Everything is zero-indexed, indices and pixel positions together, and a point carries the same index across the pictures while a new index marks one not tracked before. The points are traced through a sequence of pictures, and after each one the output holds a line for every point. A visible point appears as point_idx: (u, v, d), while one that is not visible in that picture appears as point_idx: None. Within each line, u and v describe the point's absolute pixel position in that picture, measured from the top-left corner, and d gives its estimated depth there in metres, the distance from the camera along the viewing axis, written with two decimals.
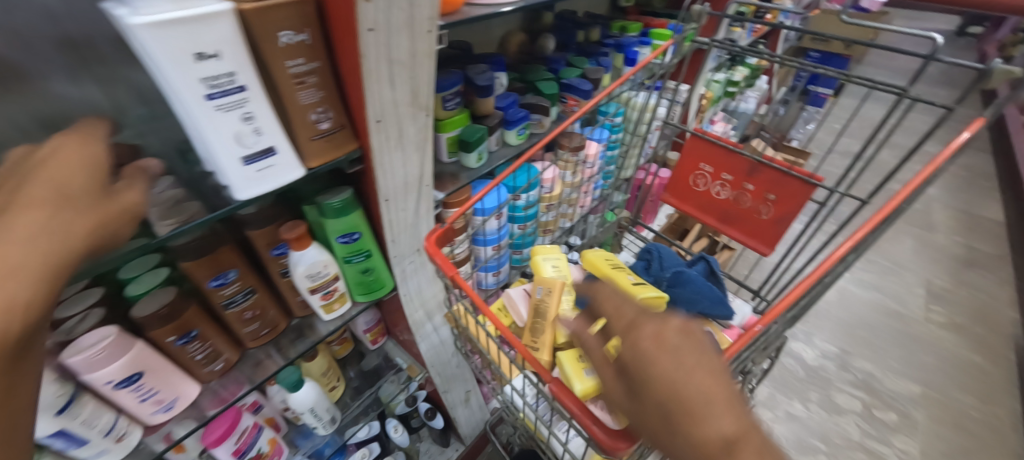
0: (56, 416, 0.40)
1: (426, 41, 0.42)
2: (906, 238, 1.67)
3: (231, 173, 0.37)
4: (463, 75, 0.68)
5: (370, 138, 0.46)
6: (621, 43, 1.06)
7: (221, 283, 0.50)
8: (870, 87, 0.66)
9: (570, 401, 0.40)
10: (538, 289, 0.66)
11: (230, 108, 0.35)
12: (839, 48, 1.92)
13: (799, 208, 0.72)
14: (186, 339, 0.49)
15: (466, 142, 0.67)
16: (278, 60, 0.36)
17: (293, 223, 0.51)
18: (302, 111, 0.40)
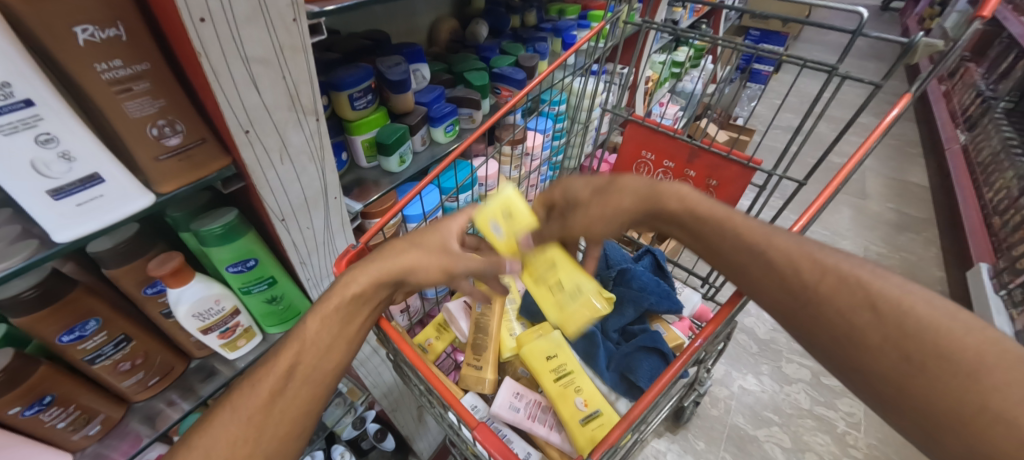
0: None
1: (295, 32, 0.35)
2: (843, 207, 1.75)
3: (37, 211, 0.29)
4: (373, 69, 0.60)
5: (242, 152, 0.38)
6: (558, 27, 1.01)
7: (78, 336, 0.42)
8: (801, 65, 0.64)
9: (493, 447, 0.36)
10: (477, 301, 0.62)
11: (13, 130, 0.27)
12: (777, 26, 1.96)
13: (739, 194, 0.70)
14: (37, 407, 0.41)
15: (383, 144, 0.61)
16: (81, 64, 0.28)
17: (164, 256, 0.43)
18: (135, 127, 0.32)
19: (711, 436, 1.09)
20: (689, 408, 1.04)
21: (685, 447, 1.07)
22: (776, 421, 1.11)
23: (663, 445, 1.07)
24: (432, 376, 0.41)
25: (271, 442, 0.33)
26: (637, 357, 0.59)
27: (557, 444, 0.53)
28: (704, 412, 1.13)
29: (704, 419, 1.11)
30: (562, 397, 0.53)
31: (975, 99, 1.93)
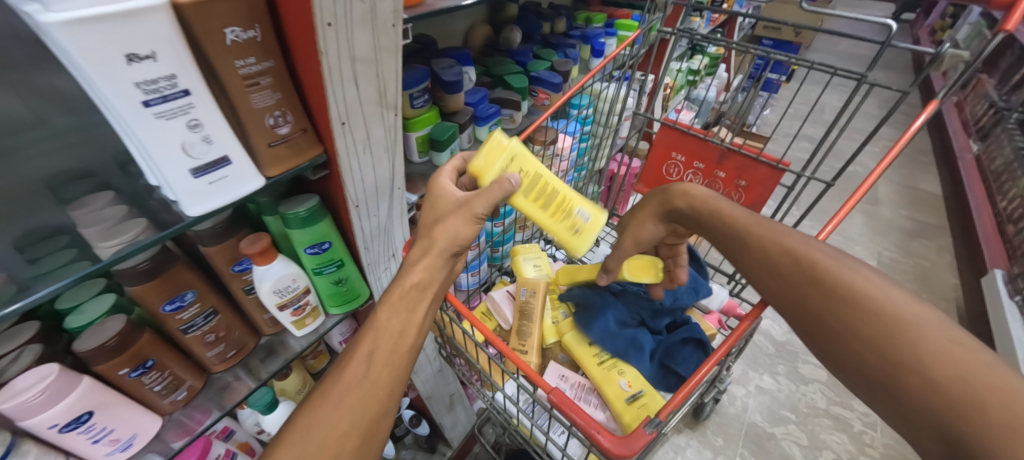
0: None
1: (391, 36, 0.40)
2: (855, 214, 1.78)
3: (178, 186, 0.34)
4: (429, 71, 0.65)
5: (335, 142, 0.43)
6: (586, 35, 1.06)
7: (177, 306, 0.46)
8: (831, 73, 0.68)
9: (574, 412, 0.38)
10: (522, 290, 0.66)
11: (172, 115, 0.31)
12: (789, 35, 2.01)
13: (767, 193, 0.74)
14: (140, 370, 0.45)
15: (436, 141, 0.65)
16: (226, 60, 0.33)
17: (254, 236, 0.48)
18: (257, 116, 0.37)
19: (728, 433, 1.11)
20: (709, 404, 1.06)
21: (704, 444, 1.09)
22: (793, 419, 1.13)
23: (682, 440, 1.09)
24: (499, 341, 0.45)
25: (364, 420, 0.36)
26: (678, 349, 0.62)
27: (602, 422, 0.56)
28: (723, 409, 1.15)
29: (722, 417, 1.14)
30: (608, 380, 0.57)
31: (988, 110, 1.96)
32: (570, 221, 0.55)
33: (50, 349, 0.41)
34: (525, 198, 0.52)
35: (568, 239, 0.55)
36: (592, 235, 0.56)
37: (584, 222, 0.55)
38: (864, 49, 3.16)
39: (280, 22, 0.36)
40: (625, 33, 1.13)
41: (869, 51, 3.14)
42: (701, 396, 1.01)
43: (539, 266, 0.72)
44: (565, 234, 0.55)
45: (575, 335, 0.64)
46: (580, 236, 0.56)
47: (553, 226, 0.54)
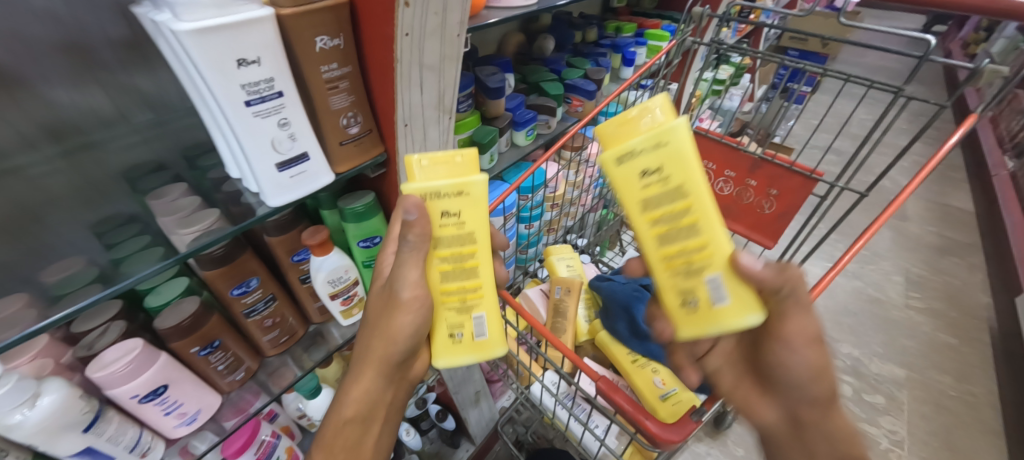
0: (84, 433, 0.40)
1: (456, 45, 0.42)
2: (883, 229, 1.75)
3: (265, 179, 0.37)
4: (474, 77, 0.68)
5: (396, 143, 0.46)
6: (617, 44, 1.08)
7: (243, 291, 0.49)
8: (867, 86, 0.69)
9: (621, 398, 0.41)
10: (556, 289, 0.68)
11: (266, 114, 0.35)
12: (816, 47, 2.00)
13: (800, 203, 0.75)
14: (208, 349, 0.49)
15: (478, 144, 0.68)
16: (313, 65, 0.36)
17: (314, 228, 0.51)
18: (333, 116, 0.40)
19: (750, 444, 1.10)
20: (730, 414, 1.06)
21: (725, 453, 1.09)
22: None
23: (703, 449, 1.09)
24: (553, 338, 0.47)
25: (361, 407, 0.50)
26: None
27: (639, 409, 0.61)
28: (744, 421, 1.14)
29: (744, 427, 1.13)
30: (641, 377, 0.60)
31: None
32: (459, 321, 0.44)
33: (132, 326, 0.45)
34: (438, 260, 0.41)
35: (437, 338, 0.44)
36: (465, 353, 0.44)
37: (473, 336, 0.44)
38: (893, 62, 3.11)
39: (359, 31, 0.39)
40: (656, 43, 1.14)
41: (898, 64, 3.08)
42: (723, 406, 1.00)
43: (572, 266, 0.74)
44: (439, 336, 0.44)
45: (609, 333, 0.67)
46: (451, 346, 0.44)
47: (444, 307, 0.43)
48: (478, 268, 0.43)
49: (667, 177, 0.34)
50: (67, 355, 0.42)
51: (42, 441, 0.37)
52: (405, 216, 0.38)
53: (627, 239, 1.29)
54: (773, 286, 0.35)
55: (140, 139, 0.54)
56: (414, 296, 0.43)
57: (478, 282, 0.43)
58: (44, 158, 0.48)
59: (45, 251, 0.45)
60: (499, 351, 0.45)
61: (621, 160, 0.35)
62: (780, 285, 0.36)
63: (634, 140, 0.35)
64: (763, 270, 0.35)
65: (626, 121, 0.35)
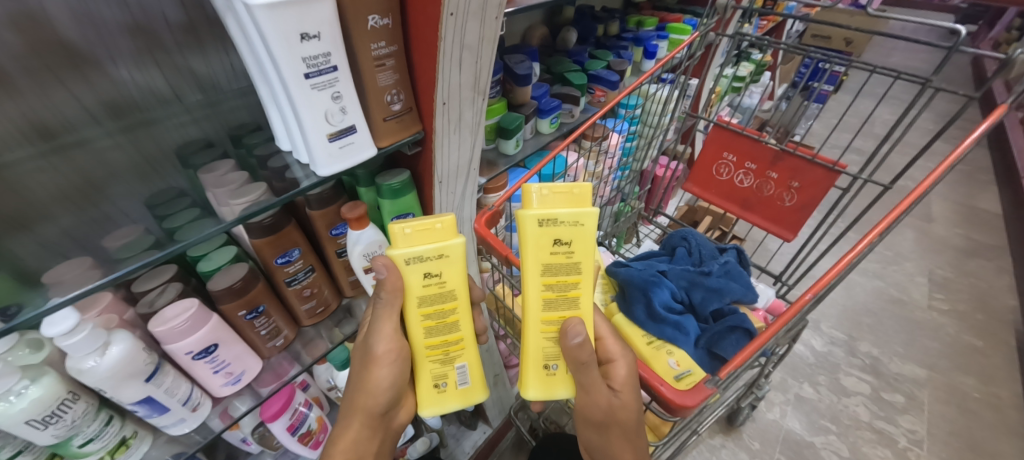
0: (146, 382, 0.43)
1: (493, 27, 0.46)
2: (906, 229, 1.72)
3: (317, 149, 0.40)
4: (503, 65, 0.71)
5: (434, 121, 0.48)
6: (640, 37, 1.08)
7: (286, 260, 0.52)
8: (894, 77, 0.69)
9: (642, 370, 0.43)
10: None
11: (322, 86, 0.37)
12: (839, 45, 1.97)
13: (822, 195, 0.74)
14: (253, 314, 0.52)
15: (504, 129, 0.70)
16: (365, 43, 0.39)
17: (353, 203, 0.53)
18: (379, 92, 0.42)
19: (766, 438, 1.10)
20: (746, 409, 1.05)
21: (740, 447, 1.09)
22: (833, 430, 1.12)
23: (717, 442, 1.09)
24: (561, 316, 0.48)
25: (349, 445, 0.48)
26: (725, 336, 0.63)
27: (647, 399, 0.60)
28: (760, 416, 1.14)
29: (759, 422, 1.13)
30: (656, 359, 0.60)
31: None
32: (442, 372, 0.48)
33: (186, 288, 0.48)
34: (422, 317, 0.46)
35: (422, 389, 0.48)
36: (450, 401, 0.49)
37: (457, 385, 0.49)
38: (918, 62, 3.04)
39: (405, 11, 0.42)
40: (678, 37, 1.15)
41: (923, 63, 3.01)
42: (737, 401, 1.00)
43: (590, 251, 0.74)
44: (423, 386, 0.48)
45: (625, 316, 0.68)
46: (437, 396, 0.49)
47: (427, 360, 0.47)
48: (458, 322, 0.48)
49: (572, 252, 0.42)
50: (129, 312, 0.45)
51: (110, 386, 0.40)
52: (378, 276, 0.43)
53: (645, 232, 1.30)
54: (585, 362, 0.41)
55: (191, 119, 0.57)
56: (387, 355, 0.46)
57: (459, 335, 0.48)
58: (107, 132, 0.52)
59: (104, 220, 0.48)
60: (480, 397, 0.50)
61: (542, 224, 0.40)
62: (586, 358, 0.41)
63: (561, 211, 0.40)
64: (581, 343, 0.40)
65: (566, 194, 0.41)
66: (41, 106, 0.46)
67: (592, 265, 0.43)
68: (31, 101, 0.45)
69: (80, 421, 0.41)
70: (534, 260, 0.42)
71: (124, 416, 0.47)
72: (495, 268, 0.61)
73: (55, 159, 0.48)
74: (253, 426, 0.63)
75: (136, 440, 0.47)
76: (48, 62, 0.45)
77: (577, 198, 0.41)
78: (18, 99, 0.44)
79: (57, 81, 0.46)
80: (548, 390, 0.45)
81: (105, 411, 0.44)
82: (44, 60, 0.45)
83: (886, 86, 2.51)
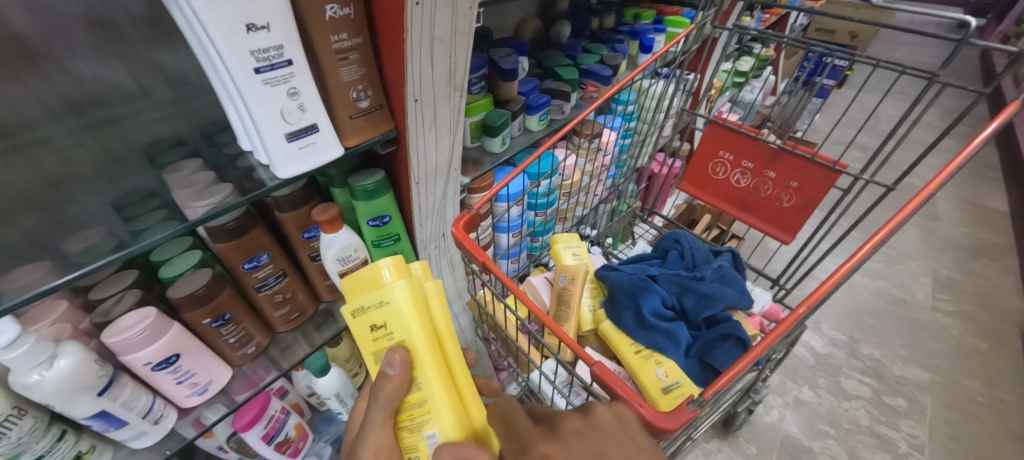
0: (98, 397, 0.41)
1: (467, 18, 0.43)
2: (910, 228, 1.68)
3: (275, 149, 0.37)
4: (488, 59, 0.68)
5: (406, 119, 0.45)
6: (636, 30, 1.04)
7: (254, 265, 0.50)
8: (899, 72, 0.65)
9: (616, 384, 0.37)
10: (560, 277, 0.67)
11: (276, 82, 0.34)
12: (845, 39, 1.92)
13: (822, 196, 0.71)
14: (220, 322, 0.49)
15: (490, 126, 0.67)
16: (324, 35, 0.36)
17: (324, 205, 0.51)
18: (343, 88, 0.39)
19: (763, 442, 1.08)
20: (742, 414, 1.02)
21: (736, 451, 1.06)
22: (833, 435, 1.09)
23: (713, 447, 1.07)
24: (556, 325, 0.44)
25: None
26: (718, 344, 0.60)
27: None
28: (757, 420, 1.12)
29: (756, 426, 1.11)
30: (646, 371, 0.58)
31: None
32: (414, 442, 0.45)
33: (147, 295, 0.46)
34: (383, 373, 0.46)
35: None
36: None
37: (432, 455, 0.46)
38: (926, 56, 2.97)
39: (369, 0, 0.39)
40: (675, 30, 1.11)
41: (930, 58, 2.95)
42: (733, 406, 0.97)
43: (577, 257, 0.70)
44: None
45: (613, 323, 0.65)
46: None
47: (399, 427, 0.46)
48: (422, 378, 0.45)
49: (389, 331, 0.44)
50: (85, 322, 0.43)
51: (58, 402, 0.38)
52: (385, 370, 0.43)
53: (641, 231, 1.27)
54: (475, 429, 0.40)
55: (160, 116, 0.54)
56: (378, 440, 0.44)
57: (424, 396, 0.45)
58: (68, 130, 0.49)
59: (66, 220, 0.46)
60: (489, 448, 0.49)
61: (354, 315, 0.44)
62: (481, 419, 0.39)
63: (363, 301, 0.44)
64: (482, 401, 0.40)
65: (359, 281, 0.44)
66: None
67: (417, 338, 0.44)
68: None
69: (27, 438, 0.39)
70: (363, 346, 0.46)
71: (80, 430, 0.45)
72: (476, 273, 0.58)
73: (13, 158, 0.45)
74: (228, 435, 0.61)
75: (93, 454, 0.45)
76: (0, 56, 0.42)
77: (370, 281, 0.44)
78: None
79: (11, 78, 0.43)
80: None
81: (57, 425, 0.42)
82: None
83: (891, 80, 2.45)
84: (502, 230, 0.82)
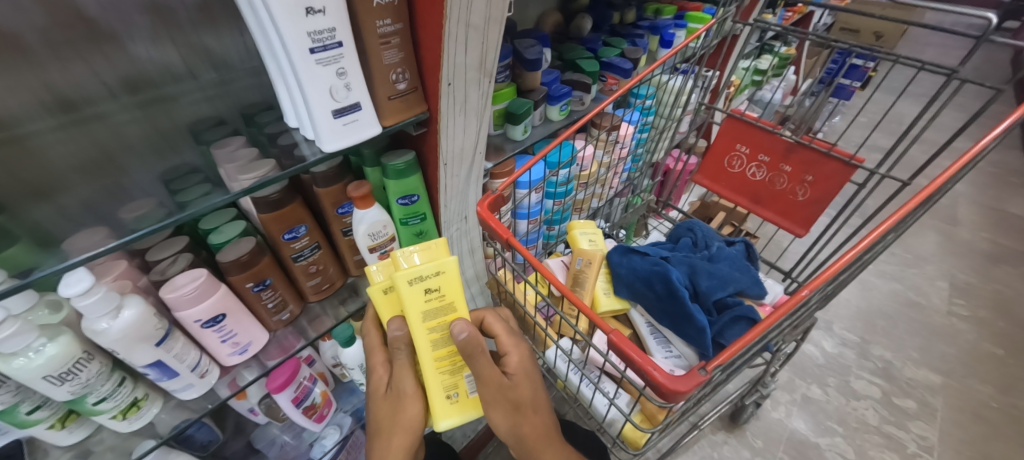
0: (156, 347, 0.45)
1: (499, 7, 0.45)
2: (929, 232, 1.66)
3: (322, 124, 0.40)
4: (513, 49, 0.70)
5: (439, 102, 0.48)
6: (656, 25, 1.06)
7: (292, 236, 0.54)
8: (918, 68, 0.66)
9: (631, 349, 0.40)
10: (577, 260, 0.70)
11: (327, 62, 0.38)
12: (868, 40, 1.89)
13: (837, 189, 0.72)
14: (261, 286, 0.53)
15: (512, 114, 0.69)
16: (370, 19, 0.39)
17: (358, 183, 0.54)
18: (384, 70, 0.43)
19: (769, 437, 1.09)
20: (749, 408, 1.04)
21: (742, 444, 1.08)
22: (839, 432, 1.10)
23: (719, 438, 1.08)
24: (574, 294, 0.47)
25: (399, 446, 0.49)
26: (728, 326, 0.63)
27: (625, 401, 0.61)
28: (764, 415, 1.13)
29: (763, 421, 1.12)
30: (444, 386, 0.51)
31: None
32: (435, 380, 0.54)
33: (196, 259, 0.50)
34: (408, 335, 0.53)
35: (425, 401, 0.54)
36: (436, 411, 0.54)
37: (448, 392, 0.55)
38: (952, 58, 2.90)
39: None
40: (696, 25, 1.11)
41: (958, 61, 2.87)
42: (740, 398, 0.98)
43: (428, 279, 0.46)
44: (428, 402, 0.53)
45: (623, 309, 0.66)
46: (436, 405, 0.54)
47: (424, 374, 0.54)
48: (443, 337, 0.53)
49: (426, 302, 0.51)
50: (142, 279, 0.47)
51: (122, 349, 0.42)
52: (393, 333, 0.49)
53: (655, 225, 1.28)
54: (471, 353, 0.46)
55: (204, 97, 0.57)
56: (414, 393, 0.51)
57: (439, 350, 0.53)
58: (123, 106, 0.53)
59: (119, 191, 0.49)
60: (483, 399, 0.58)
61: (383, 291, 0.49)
62: (471, 351, 0.46)
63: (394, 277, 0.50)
64: (466, 339, 0.45)
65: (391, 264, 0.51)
66: (60, 79, 0.47)
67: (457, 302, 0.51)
68: (54, 75, 0.46)
69: (94, 380, 0.43)
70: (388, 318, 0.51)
71: (136, 379, 0.49)
72: (497, 252, 0.61)
73: (73, 131, 0.49)
74: (259, 397, 0.66)
75: (146, 402, 0.50)
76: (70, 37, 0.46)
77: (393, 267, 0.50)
78: (40, 72, 0.45)
79: (78, 55, 0.47)
80: (457, 417, 0.52)
81: (118, 372, 0.46)
82: (67, 34, 0.46)
83: (915, 83, 2.41)
84: (521, 217, 0.84)
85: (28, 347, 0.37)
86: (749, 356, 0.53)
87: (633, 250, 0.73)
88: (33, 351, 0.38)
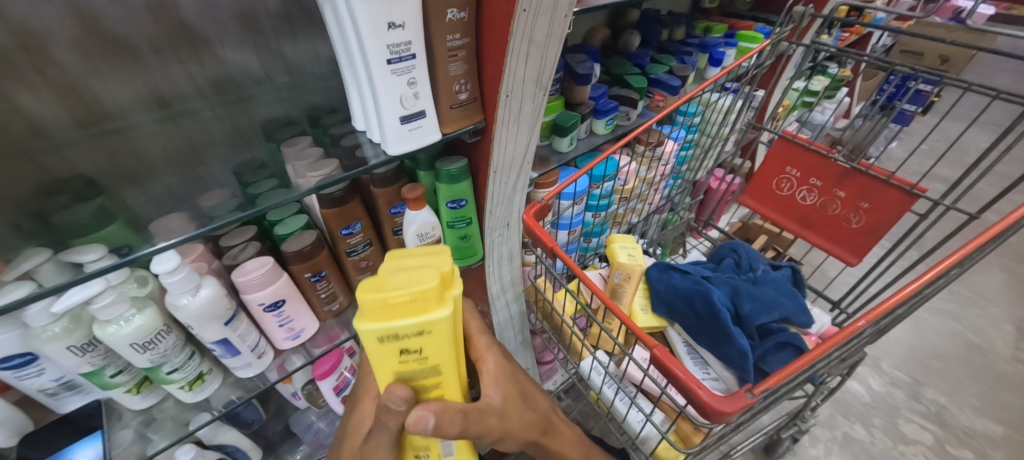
0: (224, 325, 0.49)
1: (562, 25, 0.47)
2: (993, 269, 1.53)
3: (390, 129, 0.43)
4: (564, 63, 0.72)
5: (495, 112, 0.50)
6: (706, 44, 1.05)
7: (349, 232, 0.57)
8: (992, 97, 0.62)
9: (675, 367, 0.40)
10: (615, 274, 0.70)
11: (401, 72, 0.41)
12: (932, 63, 1.79)
13: (895, 219, 0.69)
14: (317, 277, 0.57)
15: (560, 126, 0.71)
16: (441, 34, 0.42)
17: (413, 185, 0.57)
18: (449, 81, 0.45)
19: None
20: (786, 442, 0.99)
21: None
22: None
23: None
24: (615, 305, 0.48)
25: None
26: (771, 353, 0.61)
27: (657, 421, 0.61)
28: (801, 451, 1.07)
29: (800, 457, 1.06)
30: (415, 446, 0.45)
31: None
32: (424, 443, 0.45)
33: (263, 247, 0.54)
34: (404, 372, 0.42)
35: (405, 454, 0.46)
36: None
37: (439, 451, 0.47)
38: None
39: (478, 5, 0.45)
40: (747, 45, 1.09)
41: None
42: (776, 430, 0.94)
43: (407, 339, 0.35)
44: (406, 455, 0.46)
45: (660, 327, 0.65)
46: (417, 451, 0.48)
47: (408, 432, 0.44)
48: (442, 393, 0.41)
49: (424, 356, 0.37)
50: (216, 262, 0.51)
51: (196, 324, 0.46)
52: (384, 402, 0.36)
53: (693, 244, 1.25)
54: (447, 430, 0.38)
55: (278, 98, 0.62)
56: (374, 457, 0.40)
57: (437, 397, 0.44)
58: (209, 106, 0.57)
59: None
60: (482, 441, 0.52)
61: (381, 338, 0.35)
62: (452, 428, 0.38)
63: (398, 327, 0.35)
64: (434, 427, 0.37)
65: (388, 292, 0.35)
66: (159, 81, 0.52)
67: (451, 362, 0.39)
68: (156, 76, 0.51)
69: (170, 351, 0.47)
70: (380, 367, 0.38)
71: (202, 354, 0.54)
72: (538, 262, 0.62)
73: (168, 126, 0.54)
74: (303, 382, 0.69)
75: (209, 376, 0.54)
76: (172, 43, 0.51)
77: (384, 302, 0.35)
78: (144, 74, 0.50)
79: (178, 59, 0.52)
80: None
81: (189, 346, 0.50)
82: (170, 41, 0.50)
83: (983, 110, 2.25)
84: (561, 228, 0.85)
85: (120, 317, 0.42)
86: (794, 387, 0.51)
87: (673, 268, 0.72)
88: (122, 321, 0.42)
